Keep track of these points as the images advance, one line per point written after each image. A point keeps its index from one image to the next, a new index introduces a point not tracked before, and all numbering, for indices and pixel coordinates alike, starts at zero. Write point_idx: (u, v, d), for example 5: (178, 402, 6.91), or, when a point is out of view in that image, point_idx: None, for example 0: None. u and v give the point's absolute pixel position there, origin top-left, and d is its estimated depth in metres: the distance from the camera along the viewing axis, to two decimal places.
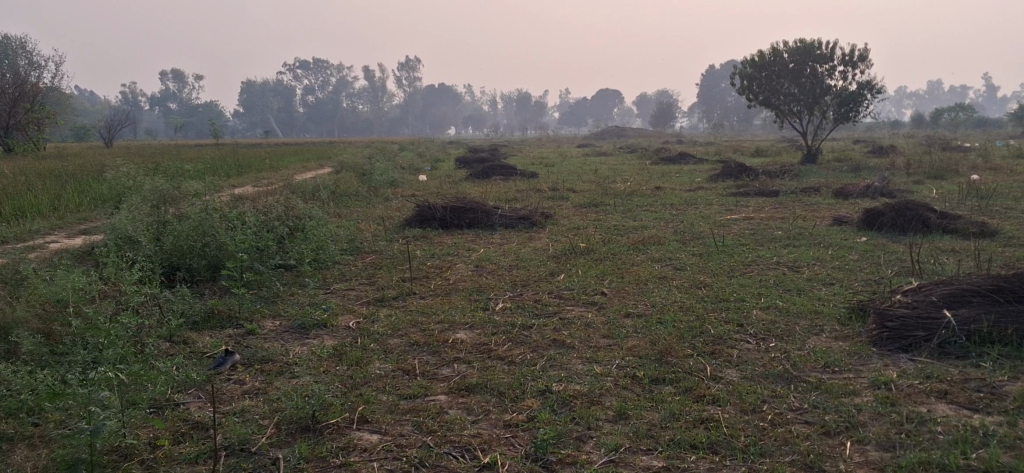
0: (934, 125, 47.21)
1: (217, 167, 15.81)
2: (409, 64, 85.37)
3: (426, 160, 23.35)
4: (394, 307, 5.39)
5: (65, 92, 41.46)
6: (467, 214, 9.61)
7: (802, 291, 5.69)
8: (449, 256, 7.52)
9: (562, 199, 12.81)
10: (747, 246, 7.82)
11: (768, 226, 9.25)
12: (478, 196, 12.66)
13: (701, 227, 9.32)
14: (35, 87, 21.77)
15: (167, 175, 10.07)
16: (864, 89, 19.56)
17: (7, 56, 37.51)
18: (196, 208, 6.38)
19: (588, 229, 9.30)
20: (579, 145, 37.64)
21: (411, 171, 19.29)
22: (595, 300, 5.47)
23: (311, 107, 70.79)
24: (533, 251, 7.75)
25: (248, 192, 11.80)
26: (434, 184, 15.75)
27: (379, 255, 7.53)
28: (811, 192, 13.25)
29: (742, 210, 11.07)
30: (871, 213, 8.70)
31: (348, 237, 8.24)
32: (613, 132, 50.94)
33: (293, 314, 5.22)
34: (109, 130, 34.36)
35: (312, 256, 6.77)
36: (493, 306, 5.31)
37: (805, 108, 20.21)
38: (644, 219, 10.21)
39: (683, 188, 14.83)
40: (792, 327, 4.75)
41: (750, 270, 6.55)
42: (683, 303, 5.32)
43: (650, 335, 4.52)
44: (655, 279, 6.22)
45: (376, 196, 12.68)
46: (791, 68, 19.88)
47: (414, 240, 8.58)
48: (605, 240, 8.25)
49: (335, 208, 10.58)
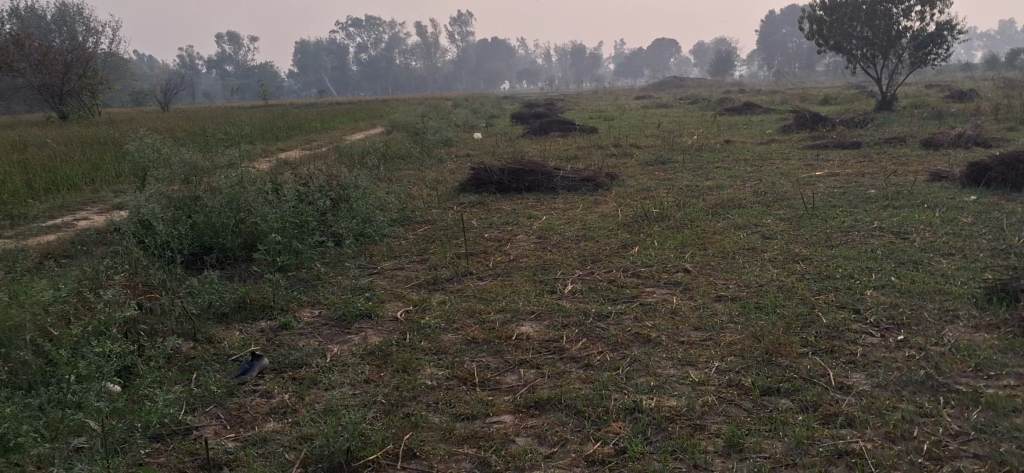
0: (1010, 67, 44.91)
1: (266, 130, 15.34)
2: (462, 19, 84.10)
3: (481, 117, 22.63)
4: (448, 292, 4.74)
5: (122, 57, 41.53)
6: (526, 177, 8.91)
7: (919, 264, 4.89)
8: (508, 225, 6.84)
9: (626, 156, 12.05)
10: (841, 207, 6.99)
11: (858, 184, 8.38)
12: (537, 155, 11.96)
13: (783, 186, 8.49)
14: (87, 53, 21.40)
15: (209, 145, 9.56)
16: (944, 30, 18.23)
17: (63, 23, 37.52)
18: (231, 182, 5.82)
19: (658, 190, 8.55)
20: (638, 97, 36.58)
21: (466, 129, 18.62)
22: (678, 279, 4.76)
23: (365, 65, 70.37)
24: (600, 218, 7.03)
25: (295, 157, 11.26)
26: (490, 142, 15.09)
27: (432, 226, 6.88)
28: (895, 143, 12.28)
29: (823, 166, 10.18)
30: (977, 168, 7.77)
31: (398, 206, 7.62)
32: (671, 83, 49.48)
33: (337, 302, 4.62)
34: (166, 94, 34.23)
35: (358, 230, 6.16)
36: (560, 289, 4.64)
37: (878, 52, 18.97)
38: (717, 178, 9.41)
39: (755, 142, 13.91)
40: (919, 312, 3.98)
41: (850, 238, 5.75)
42: (783, 281, 4.57)
43: (749, 327, 3.80)
44: (743, 251, 5.47)
45: (430, 157, 12.06)
46: (863, 10, 18.64)
47: (470, 207, 7.92)
48: (678, 203, 7.50)
49: (386, 173, 9.98)
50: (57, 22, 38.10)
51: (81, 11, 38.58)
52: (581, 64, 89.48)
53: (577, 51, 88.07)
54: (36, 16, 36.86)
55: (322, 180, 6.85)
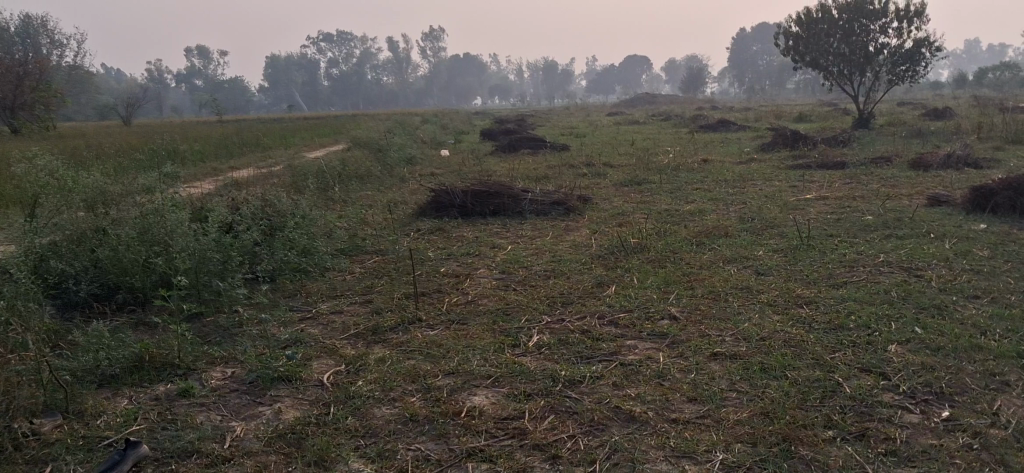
0: (977, 85, 45.03)
1: (220, 147, 14.48)
2: (434, 35, 83.37)
3: (450, 133, 21.86)
4: (391, 345, 3.97)
5: (85, 71, 40.32)
6: (491, 200, 8.15)
7: (943, 310, 4.19)
8: (469, 257, 6.08)
9: (599, 176, 11.36)
10: (838, 237, 6.31)
11: (852, 210, 7.73)
12: (505, 175, 11.23)
13: (770, 210, 7.82)
14: (41, 65, 20.30)
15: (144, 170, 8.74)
16: (922, 46, 17.79)
17: (24, 36, 36.27)
18: (141, 211, 5.01)
19: (635, 215, 7.84)
20: (610, 113, 36.01)
21: (433, 145, 17.86)
22: (664, 330, 4.02)
23: (336, 80, 69.49)
24: (572, 248, 6.30)
25: (244, 176, 10.44)
26: (457, 160, 14.35)
27: (382, 258, 6.10)
28: (881, 163, 11.72)
29: (809, 189, 9.53)
30: (982, 193, 7.14)
31: (347, 234, 6.84)
32: (643, 99, 49.06)
33: (257, 357, 3.84)
34: (129, 109, 33.08)
35: (296, 264, 5.37)
36: (525, 343, 3.88)
37: (855, 69, 18.48)
38: (697, 201, 8.73)
39: (733, 161, 13.30)
40: (960, 376, 3.26)
41: (857, 275, 5.05)
42: (789, 334, 3.84)
43: (756, 399, 3.07)
44: (737, 292, 4.75)
45: (391, 177, 11.29)
46: (840, 26, 18.15)
47: (428, 234, 7.16)
48: (657, 231, 6.79)
49: (340, 196, 9.19)
50: (18, 34, 36.85)
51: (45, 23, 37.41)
52: (553, 81, 89.14)
53: (549, 67, 87.77)
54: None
55: (258, 205, 6.05)
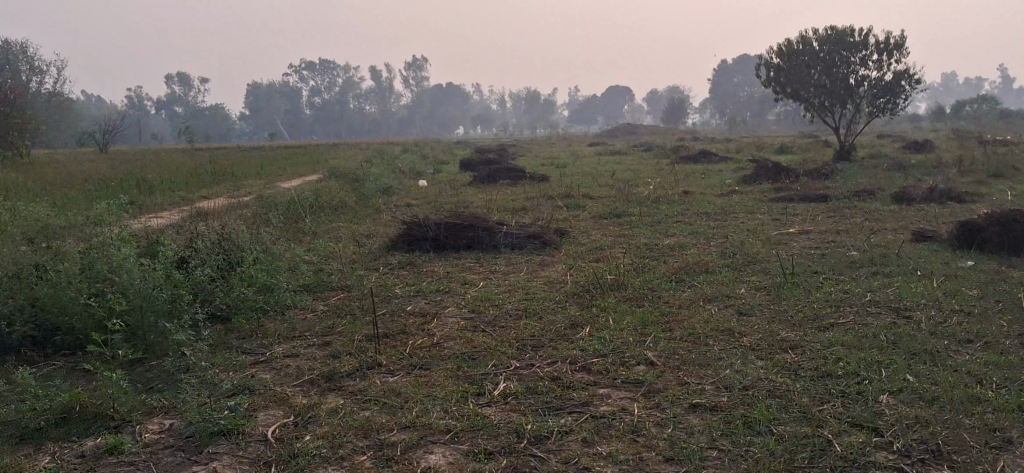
0: (954, 118, 45.45)
1: (193, 175, 14.16)
2: (416, 64, 83.53)
3: (429, 163, 21.63)
4: (346, 393, 3.69)
5: (64, 98, 39.93)
6: (465, 232, 7.90)
7: (935, 356, 3.96)
8: (438, 295, 5.81)
9: (578, 208, 11.15)
10: (822, 274, 6.10)
11: (835, 246, 7.54)
12: (482, 207, 11.01)
13: (751, 245, 7.61)
14: (14, 91, 19.96)
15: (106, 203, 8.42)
16: (901, 79, 17.80)
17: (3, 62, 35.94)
18: (86, 247, 4.72)
19: (613, 250, 7.61)
20: (592, 144, 35.99)
21: (411, 175, 17.64)
22: (639, 377, 3.76)
23: (318, 109, 69.32)
24: (547, 285, 6.06)
25: (213, 207, 10.13)
26: (435, 191, 14.12)
27: (347, 295, 5.81)
28: (863, 197, 11.58)
29: (791, 222, 9.35)
30: (968, 228, 6.97)
31: (312, 269, 6.55)
32: (625, 129, 49.15)
33: (199, 405, 3.54)
34: (107, 136, 32.71)
35: (253, 302, 5.07)
36: (490, 391, 3.61)
37: (834, 102, 18.46)
38: (677, 235, 8.52)
39: (714, 193, 13.14)
40: (958, 431, 3.01)
41: (843, 316, 4.82)
42: (773, 382, 3.59)
43: (738, 459, 2.80)
44: (717, 333, 4.50)
45: (365, 208, 11.03)
46: (820, 58, 18.13)
47: (399, 269, 6.90)
48: (635, 267, 6.55)
49: (311, 228, 8.92)
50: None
51: (25, 50, 37.03)
52: (536, 111, 89.37)
53: (532, 98, 88.11)
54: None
55: (217, 239, 5.75)
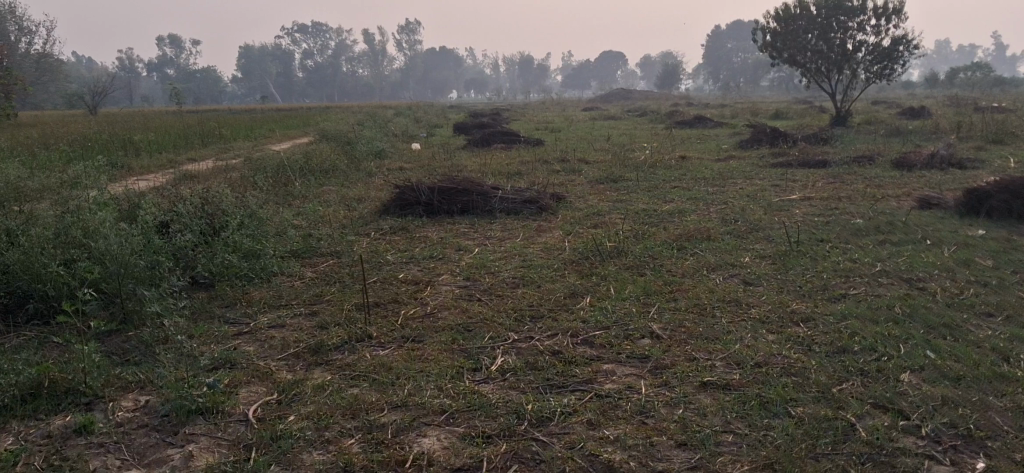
0: (949, 84, 45.19)
1: (179, 137, 13.83)
2: (408, 27, 82.60)
3: (421, 126, 21.31)
4: (334, 368, 3.47)
5: (51, 59, 39.29)
6: (458, 197, 7.66)
7: (955, 330, 3.76)
8: (431, 262, 5.58)
9: (573, 173, 10.91)
10: (828, 242, 5.89)
11: (839, 213, 7.32)
12: (475, 171, 10.76)
13: (753, 211, 7.39)
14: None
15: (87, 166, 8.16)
16: (901, 44, 17.51)
17: None
18: (58, 211, 4.46)
19: (611, 215, 7.39)
20: (586, 108, 35.63)
21: (403, 138, 17.34)
22: (645, 351, 3.55)
23: (309, 71, 68.63)
24: (544, 252, 5.83)
25: (199, 169, 9.87)
26: (427, 154, 13.85)
27: (337, 261, 5.58)
28: (863, 163, 11.37)
29: (791, 188, 9.14)
30: (976, 195, 6.76)
31: (301, 234, 6.31)
32: (619, 94, 48.75)
33: (178, 378, 3.32)
34: (95, 97, 32.17)
35: (237, 269, 4.84)
36: (486, 366, 3.40)
37: (832, 67, 18.16)
38: (676, 200, 8.29)
39: (711, 158, 12.91)
40: (989, 415, 2.81)
41: (854, 287, 4.62)
42: (787, 359, 3.39)
43: (756, 445, 2.60)
44: (725, 304, 4.29)
45: (356, 171, 10.77)
46: (818, 22, 17.79)
47: (390, 234, 6.66)
48: (635, 233, 6.33)
49: (300, 192, 8.66)
50: None
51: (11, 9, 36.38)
52: (529, 75, 88.67)
53: (525, 61, 87.36)
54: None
55: (200, 202, 5.50)
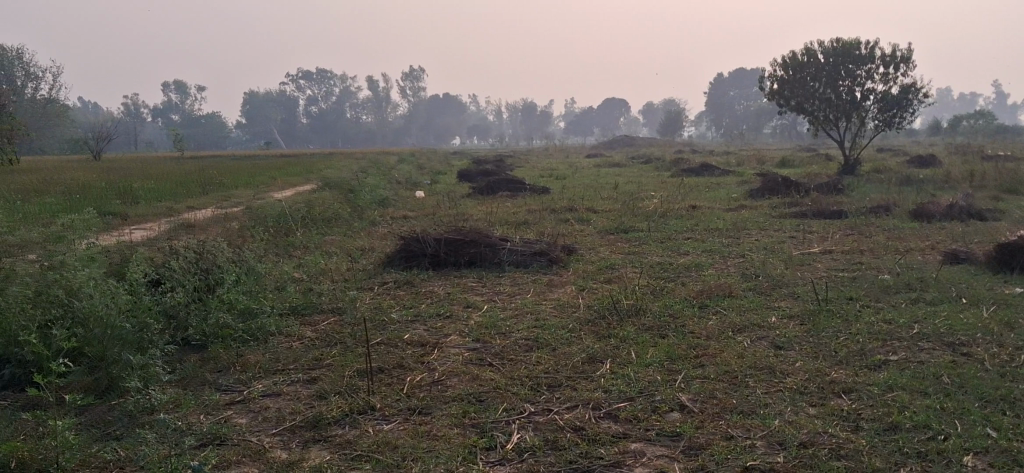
0: (952, 132, 45.21)
1: (181, 185, 13.61)
2: (412, 74, 83.14)
3: (425, 173, 21.13)
4: (334, 445, 3.15)
5: (57, 104, 39.36)
6: (466, 249, 7.37)
7: (1013, 404, 3.44)
8: (438, 320, 5.26)
9: (582, 223, 10.65)
10: (857, 300, 5.59)
11: (862, 268, 7.03)
12: (482, 220, 10.50)
13: (773, 265, 7.10)
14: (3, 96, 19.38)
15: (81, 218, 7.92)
16: (909, 93, 17.34)
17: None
18: (41, 268, 4.16)
19: (625, 269, 7.09)
20: (590, 156, 35.64)
21: (408, 186, 17.15)
22: (675, 428, 3.22)
23: (314, 117, 68.90)
24: (557, 310, 5.53)
25: (199, 218, 9.62)
26: (432, 202, 13.62)
27: (338, 320, 5.27)
28: (878, 213, 11.12)
29: (809, 240, 8.86)
30: (1007, 250, 6.47)
31: (300, 289, 6.01)
32: (622, 142, 48.77)
33: (162, 456, 3.00)
34: (100, 142, 32.09)
35: (232, 329, 4.53)
36: (501, 445, 3.08)
37: (840, 115, 17.98)
38: (691, 253, 8.00)
39: (721, 207, 12.66)
40: None
41: (894, 354, 4.30)
42: (836, 439, 3.06)
43: None
44: (758, 372, 3.97)
45: (360, 221, 10.51)
46: (826, 70, 17.64)
47: (396, 289, 6.36)
48: (653, 290, 6.03)
49: (302, 243, 8.39)
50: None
51: (21, 56, 36.59)
52: (532, 122, 89.03)
53: (528, 108, 87.82)
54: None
55: (194, 256, 5.22)
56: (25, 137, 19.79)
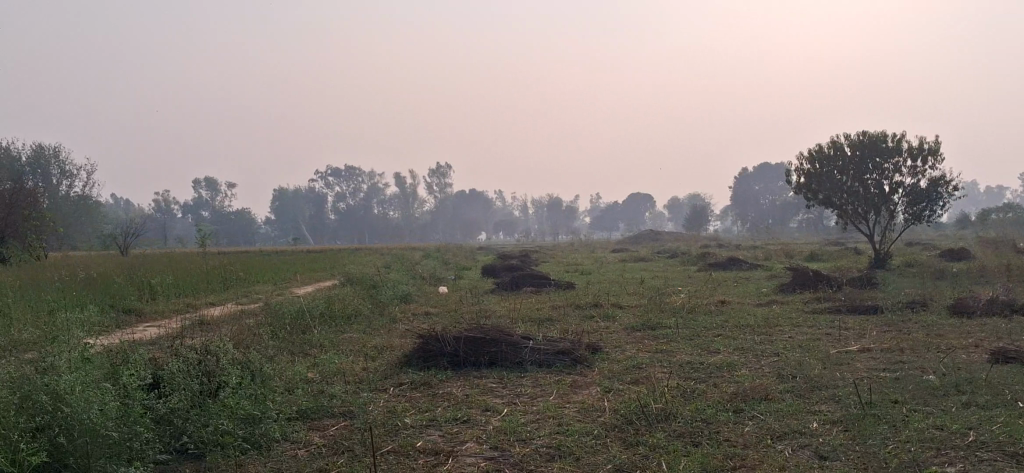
0: (981, 226, 44.68)
1: (203, 280, 13.49)
2: (440, 170, 84.28)
3: (450, 268, 21.00)
4: None
5: (90, 201, 39.98)
6: (486, 347, 7.07)
7: None
8: (454, 425, 4.95)
9: (608, 319, 10.35)
10: (902, 404, 5.21)
11: (904, 367, 6.65)
12: (504, 317, 10.23)
13: (810, 365, 6.74)
14: (35, 192, 19.60)
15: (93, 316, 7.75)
16: (938, 186, 17.05)
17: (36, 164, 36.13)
18: (33, 371, 3.92)
19: (654, 369, 6.76)
20: (616, 250, 35.43)
21: (432, 281, 16.96)
22: None
23: (341, 214, 69.56)
24: (582, 413, 5.19)
25: (215, 315, 9.42)
26: (455, 298, 13.39)
27: (348, 424, 4.96)
28: (915, 308, 10.73)
29: (845, 337, 8.49)
30: None
31: (311, 390, 5.73)
32: (647, 236, 48.64)
33: None
34: (129, 237, 32.38)
35: (233, 437, 4.22)
36: None
37: (868, 209, 17.68)
38: (721, 351, 7.66)
39: (751, 302, 12.32)
40: None
41: (952, 465, 3.93)
42: None
43: None
44: None
45: (381, 318, 10.27)
46: (852, 164, 17.43)
47: (413, 390, 6.07)
48: (684, 391, 5.69)
49: (319, 341, 8.14)
50: (31, 164, 36.79)
51: (58, 153, 37.40)
52: (557, 217, 89.34)
53: (553, 204, 88.30)
54: (12, 157, 35.61)
55: (199, 356, 4.96)
56: (53, 233, 19.91)
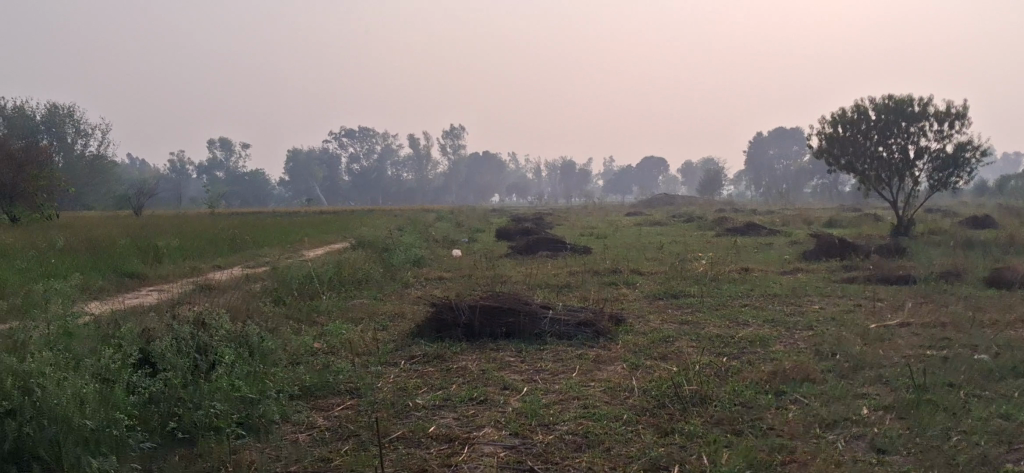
0: (1002, 193, 43.88)
1: (210, 241, 13.12)
2: (453, 132, 83.67)
3: (463, 231, 20.59)
4: None
5: (102, 160, 39.65)
6: (502, 318, 6.66)
7: None
8: (470, 407, 4.54)
9: (627, 287, 9.92)
10: (958, 388, 4.78)
11: (951, 345, 6.20)
12: (520, 283, 9.82)
13: (849, 341, 6.29)
14: (44, 149, 19.23)
15: (89, 281, 7.37)
16: (966, 152, 16.43)
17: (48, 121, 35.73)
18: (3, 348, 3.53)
19: (681, 343, 6.33)
20: (630, 213, 34.94)
21: (445, 244, 16.56)
22: None
23: (354, 174, 69.12)
24: (608, 394, 4.78)
25: (220, 279, 9.04)
26: (468, 262, 12.99)
27: (354, 405, 4.56)
28: (947, 279, 10.24)
29: (881, 310, 8.04)
30: None
31: (315, 364, 5.33)
32: (662, 199, 48.04)
33: None
34: (140, 196, 32.06)
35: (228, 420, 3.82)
36: None
37: (893, 175, 17.10)
38: (751, 324, 7.23)
39: (776, 270, 11.87)
40: None
41: None
42: None
43: None
44: None
45: (392, 283, 9.88)
46: (877, 128, 16.81)
47: (424, 364, 5.66)
48: (717, 370, 5.27)
49: (327, 307, 7.76)
50: (43, 122, 36.44)
51: (70, 110, 37.00)
52: (570, 180, 88.66)
53: (567, 167, 87.59)
54: (23, 114, 35.20)
55: (192, 330, 4.56)
56: (62, 191, 19.57)
